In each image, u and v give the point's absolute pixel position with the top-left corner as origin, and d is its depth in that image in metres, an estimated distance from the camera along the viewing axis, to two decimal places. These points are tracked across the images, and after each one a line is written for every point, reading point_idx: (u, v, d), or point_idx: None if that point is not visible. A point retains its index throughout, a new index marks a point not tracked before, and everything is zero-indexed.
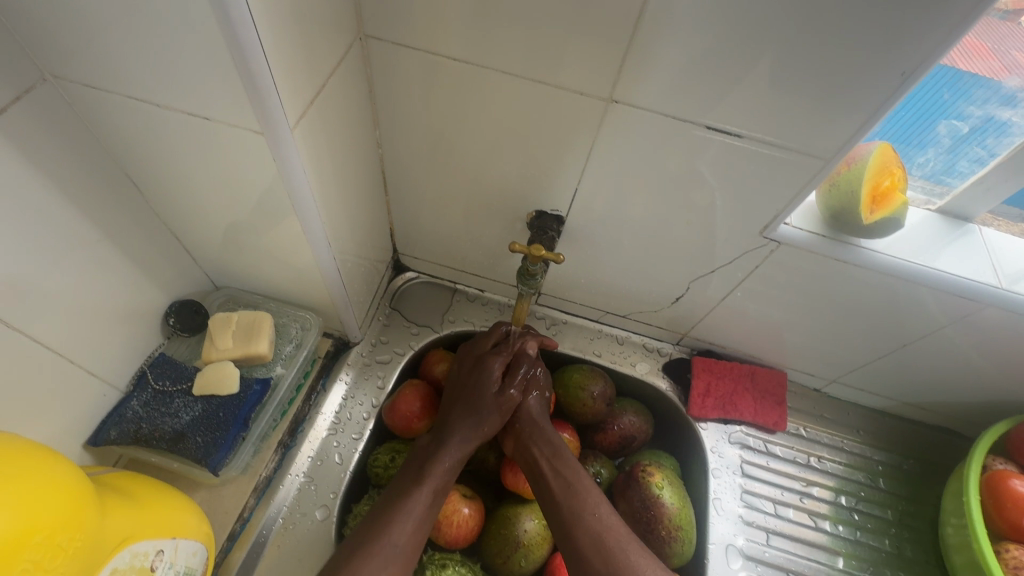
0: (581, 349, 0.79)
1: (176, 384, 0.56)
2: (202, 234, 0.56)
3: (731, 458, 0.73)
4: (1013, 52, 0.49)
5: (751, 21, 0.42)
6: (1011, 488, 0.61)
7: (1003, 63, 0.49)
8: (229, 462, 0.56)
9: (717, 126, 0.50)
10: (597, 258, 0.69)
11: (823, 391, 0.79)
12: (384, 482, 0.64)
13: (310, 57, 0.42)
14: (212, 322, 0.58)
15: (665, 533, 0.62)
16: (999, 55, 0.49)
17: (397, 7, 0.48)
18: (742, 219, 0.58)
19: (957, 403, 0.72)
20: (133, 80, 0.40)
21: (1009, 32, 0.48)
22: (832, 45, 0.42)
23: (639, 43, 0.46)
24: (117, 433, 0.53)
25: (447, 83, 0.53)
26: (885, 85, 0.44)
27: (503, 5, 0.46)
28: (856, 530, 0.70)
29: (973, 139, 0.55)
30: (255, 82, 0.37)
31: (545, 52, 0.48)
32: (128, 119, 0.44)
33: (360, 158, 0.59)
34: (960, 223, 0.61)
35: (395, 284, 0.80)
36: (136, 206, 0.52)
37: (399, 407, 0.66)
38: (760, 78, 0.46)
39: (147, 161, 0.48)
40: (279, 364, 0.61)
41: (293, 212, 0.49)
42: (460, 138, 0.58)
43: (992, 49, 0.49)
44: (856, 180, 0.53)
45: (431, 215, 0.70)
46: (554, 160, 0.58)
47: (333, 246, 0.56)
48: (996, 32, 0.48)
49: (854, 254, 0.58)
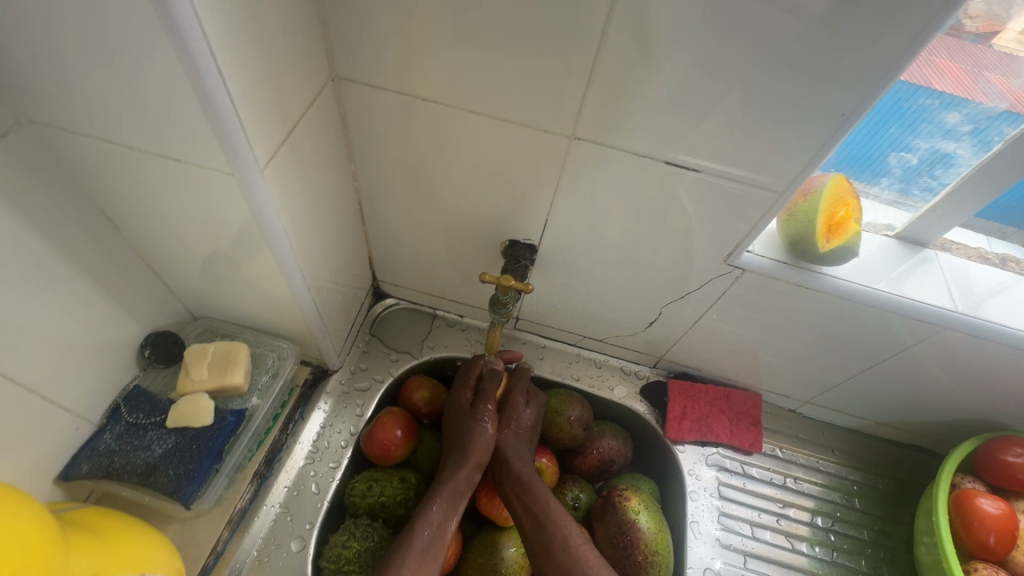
0: (559, 373, 0.80)
1: (150, 416, 0.57)
2: (178, 267, 0.57)
3: (708, 481, 0.74)
4: (986, 75, 0.50)
5: (701, 65, 0.45)
6: (978, 507, 0.62)
7: (976, 84, 0.50)
8: (202, 494, 0.56)
9: (677, 159, 0.53)
10: (571, 285, 0.71)
11: (798, 411, 0.80)
12: (361, 511, 0.64)
13: (282, 99, 0.44)
14: (188, 353, 0.59)
15: (642, 558, 0.63)
16: (972, 76, 0.50)
17: (368, 50, 0.51)
18: (708, 246, 0.60)
19: (926, 422, 0.74)
20: (109, 125, 0.42)
21: (983, 56, 0.49)
22: (775, 87, 0.45)
23: (598, 83, 0.49)
24: (89, 467, 0.53)
25: (419, 119, 0.55)
26: (827, 124, 0.47)
27: (468, 50, 0.49)
28: (833, 551, 0.71)
29: (923, 170, 0.58)
30: (224, 127, 0.39)
31: (511, 92, 0.51)
32: (105, 160, 0.45)
33: (335, 191, 0.60)
34: (917, 248, 0.64)
35: (375, 311, 0.81)
36: (112, 242, 0.53)
37: (378, 435, 0.67)
38: (713, 115, 0.48)
39: (123, 199, 0.49)
40: (255, 395, 0.61)
41: (267, 246, 0.50)
42: (433, 170, 0.60)
43: (966, 70, 0.50)
44: (811, 211, 0.56)
45: (409, 244, 0.71)
46: (526, 191, 0.60)
47: (308, 277, 0.57)
48: (968, 55, 0.49)
49: (816, 280, 0.60)
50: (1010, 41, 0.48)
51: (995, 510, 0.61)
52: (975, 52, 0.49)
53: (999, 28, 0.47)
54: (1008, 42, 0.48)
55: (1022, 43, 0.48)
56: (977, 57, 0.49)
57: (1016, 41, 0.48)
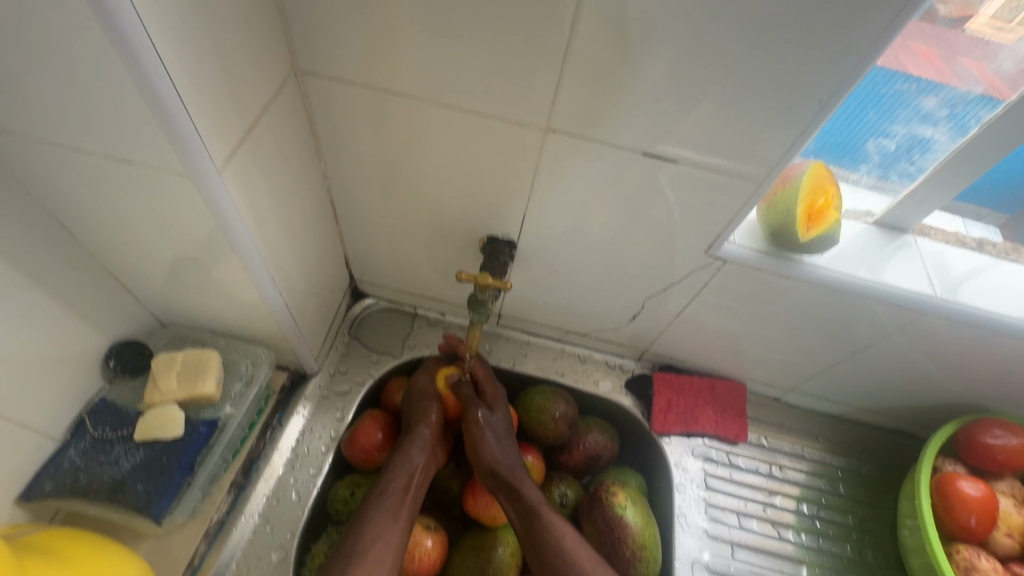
0: (544, 369, 0.79)
1: (117, 430, 0.54)
2: (142, 273, 0.55)
3: (695, 472, 0.74)
4: (962, 61, 0.50)
5: (676, 53, 0.44)
6: (960, 490, 0.63)
7: (953, 70, 0.50)
8: (173, 509, 0.54)
9: (654, 150, 0.52)
10: (552, 280, 0.70)
11: (783, 399, 0.80)
12: (345, 517, 0.63)
13: (239, 95, 0.42)
14: (156, 363, 0.57)
15: (629, 553, 0.62)
16: (949, 62, 0.50)
17: (331, 41, 0.48)
18: (688, 238, 0.59)
19: (908, 406, 0.75)
20: (52, 127, 0.39)
21: (959, 42, 0.50)
22: (751, 75, 0.44)
23: (572, 73, 0.47)
24: (52, 485, 0.51)
25: (389, 114, 0.54)
26: (804, 112, 0.46)
27: (435, 41, 0.47)
28: (818, 537, 0.71)
29: (901, 156, 0.58)
30: (174, 129, 0.37)
31: (482, 83, 0.49)
32: (53, 165, 0.43)
33: (304, 190, 0.58)
34: (898, 233, 0.64)
35: (354, 311, 0.79)
36: (68, 250, 0.51)
37: (358, 439, 0.65)
38: (689, 104, 0.47)
39: (76, 204, 0.47)
40: (228, 404, 0.59)
41: (232, 250, 0.48)
42: (407, 166, 0.58)
43: (943, 57, 0.50)
44: (792, 199, 0.55)
45: (385, 242, 0.70)
46: (502, 185, 0.58)
47: (278, 280, 0.55)
48: (944, 42, 0.49)
49: (797, 269, 0.59)
50: (982, 25, 0.48)
51: (975, 492, 0.62)
52: (949, 37, 0.49)
53: (970, 14, 0.48)
54: (979, 27, 0.48)
55: (995, 28, 0.48)
56: (951, 41, 0.49)
57: (988, 26, 0.48)
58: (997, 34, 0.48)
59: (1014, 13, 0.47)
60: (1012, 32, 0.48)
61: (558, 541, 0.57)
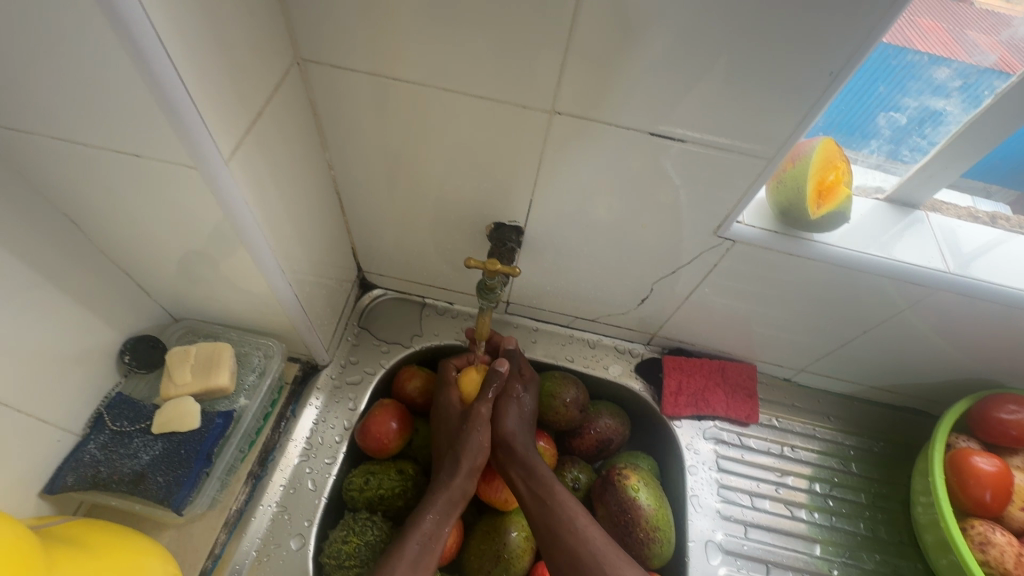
0: (553, 355, 0.79)
1: (135, 423, 0.55)
2: (152, 268, 0.55)
3: (706, 454, 0.74)
4: (970, 35, 0.50)
5: (681, 29, 0.43)
6: (974, 465, 0.62)
7: (961, 45, 0.50)
8: (193, 499, 0.54)
9: (660, 131, 0.51)
10: (560, 265, 0.70)
11: (793, 379, 0.80)
12: (360, 505, 0.63)
13: (242, 86, 0.42)
14: (170, 356, 0.58)
15: (643, 534, 0.63)
16: (956, 37, 0.50)
17: (332, 29, 0.48)
18: (696, 219, 0.59)
19: (920, 384, 0.74)
20: (58, 122, 0.39)
21: (966, 15, 0.49)
22: (758, 50, 0.44)
23: (575, 54, 0.46)
24: (74, 479, 0.52)
25: (392, 101, 0.53)
26: (814, 86, 0.45)
27: (437, 25, 0.46)
28: (831, 516, 0.72)
29: (913, 130, 0.57)
30: (181, 121, 0.37)
31: (485, 67, 0.49)
32: (60, 161, 0.43)
33: (310, 181, 0.58)
34: (909, 210, 0.63)
35: (362, 302, 0.79)
36: (79, 246, 0.51)
37: (371, 428, 0.66)
38: (695, 81, 0.47)
39: (85, 200, 0.47)
40: (242, 395, 0.60)
41: (241, 242, 0.48)
42: (411, 154, 0.58)
43: (951, 32, 0.50)
44: (800, 176, 0.55)
45: (392, 232, 0.70)
46: (507, 171, 0.58)
47: (287, 272, 0.56)
48: (953, 16, 0.49)
49: (806, 248, 0.59)
50: None
51: (990, 467, 0.62)
52: (958, 9, 0.48)
53: None
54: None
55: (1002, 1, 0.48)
56: (959, 15, 0.49)
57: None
58: (1005, 7, 0.48)
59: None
60: (1020, 4, 0.48)
61: (574, 521, 0.58)
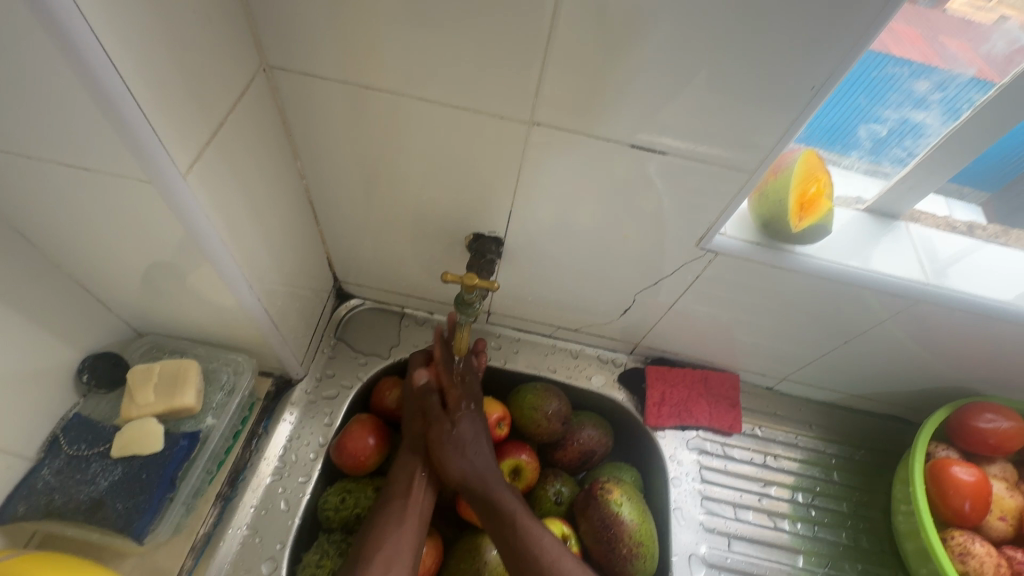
0: (535, 366, 0.78)
1: (93, 447, 0.52)
2: (112, 283, 0.52)
3: (690, 465, 0.73)
4: (942, 40, 0.49)
5: (663, 39, 0.42)
6: (953, 475, 0.63)
7: (935, 50, 0.49)
8: (155, 527, 0.52)
9: (642, 142, 0.50)
10: (542, 275, 0.68)
11: (776, 388, 0.80)
12: (335, 525, 0.61)
13: (200, 95, 0.39)
14: (132, 375, 0.55)
15: (626, 550, 0.62)
16: (930, 42, 0.49)
17: (301, 35, 0.46)
18: (679, 231, 0.58)
19: (900, 392, 0.75)
20: (2, 134, 0.37)
21: (939, 21, 0.48)
22: (740, 62, 0.43)
23: (555, 62, 0.45)
24: (26, 508, 0.49)
25: (366, 110, 0.51)
26: (796, 99, 0.45)
27: (412, 33, 0.45)
28: (814, 526, 0.71)
29: (892, 141, 0.57)
30: (133, 135, 0.35)
31: (463, 75, 0.47)
32: (4, 173, 0.40)
33: (280, 190, 0.56)
34: (888, 220, 0.63)
35: (339, 313, 0.77)
36: (29, 260, 0.48)
37: (348, 444, 0.64)
38: (675, 92, 0.46)
39: (36, 214, 0.44)
40: (210, 414, 0.57)
41: (204, 257, 0.46)
42: (386, 163, 0.56)
43: (924, 37, 0.48)
44: (783, 189, 0.54)
45: (368, 241, 0.68)
46: (486, 181, 0.56)
47: (256, 286, 0.53)
48: (927, 23, 0.47)
49: (789, 259, 0.58)
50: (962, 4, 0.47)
51: (969, 476, 0.62)
52: (930, 17, 0.47)
53: None
54: (961, 6, 0.47)
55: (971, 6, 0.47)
56: (933, 22, 0.47)
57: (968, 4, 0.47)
58: (977, 14, 0.47)
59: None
60: (996, 13, 0.47)
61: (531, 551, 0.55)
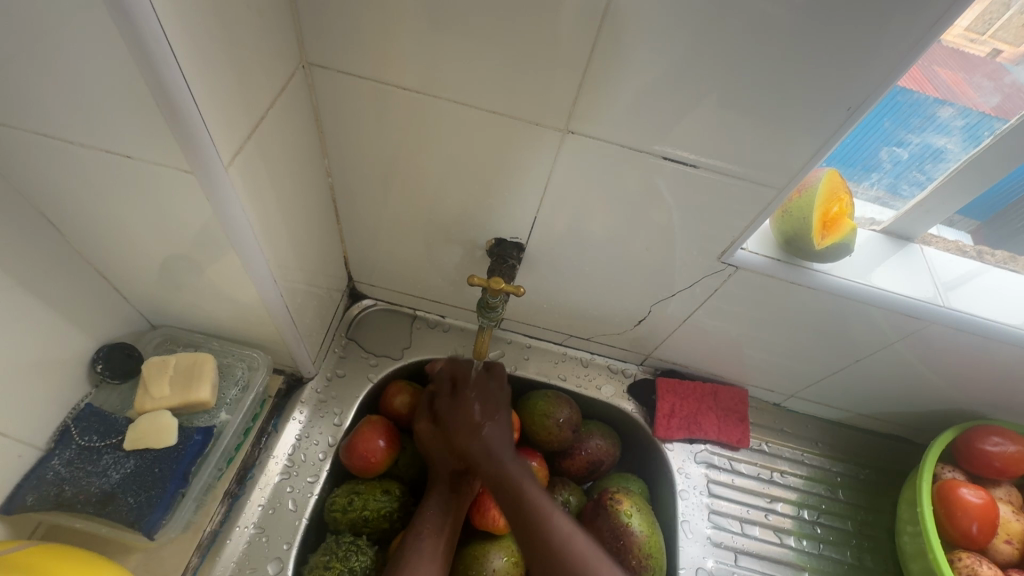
0: (546, 373, 0.78)
1: (105, 439, 0.52)
2: (133, 273, 0.52)
3: (697, 479, 0.74)
4: (936, 71, 0.50)
5: (703, 54, 0.43)
6: (962, 498, 0.63)
7: (929, 80, 0.51)
8: (166, 523, 0.51)
9: (672, 153, 0.51)
10: (558, 283, 0.68)
11: (783, 405, 0.80)
12: (343, 526, 0.60)
13: (244, 87, 0.39)
14: (147, 367, 0.55)
15: (636, 563, 0.61)
16: (925, 72, 0.50)
17: (341, 33, 0.46)
18: (701, 244, 0.59)
19: (906, 413, 0.75)
20: (45, 118, 0.37)
21: (935, 52, 0.49)
22: (780, 78, 0.43)
23: (594, 71, 0.46)
24: (35, 498, 0.48)
25: (399, 111, 0.51)
26: (831, 118, 0.45)
27: (454, 36, 0.45)
28: (819, 543, 0.72)
29: (913, 165, 0.58)
30: (186, 123, 0.35)
31: (500, 79, 0.47)
32: (40, 157, 0.40)
33: (307, 187, 0.56)
34: (903, 242, 0.64)
35: (352, 313, 0.76)
36: (52, 245, 0.47)
37: (358, 445, 0.63)
38: (708, 108, 0.46)
39: (66, 200, 0.44)
40: (223, 409, 0.57)
41: (232, 249, 0.46)
42: (413, 165, 0.56)
43: (922, 67, 0.50)
44: (806, 207, 0.55)
45: (386, 242, 0.67)
46: (513, 187, 0.56)
47: (279, 282, 0.53)
48: (926, 56, 0.49)
49: (807, 277, 0.59)
50: (958, 37, 0.48)
51: (977, 499, 0.63)
52: (930, 50, 0.48)
53: (951, 26, 0.46)
54: (956, 38, 0.48)
55: (968, 39, 0.49)
56: (931, 53, 0.49)
57: (962, 37, 0.48)
58: (971, 46, 0.49)
59: (987, 27, 0.47)
60: (988, 46, 0.49)
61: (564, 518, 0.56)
